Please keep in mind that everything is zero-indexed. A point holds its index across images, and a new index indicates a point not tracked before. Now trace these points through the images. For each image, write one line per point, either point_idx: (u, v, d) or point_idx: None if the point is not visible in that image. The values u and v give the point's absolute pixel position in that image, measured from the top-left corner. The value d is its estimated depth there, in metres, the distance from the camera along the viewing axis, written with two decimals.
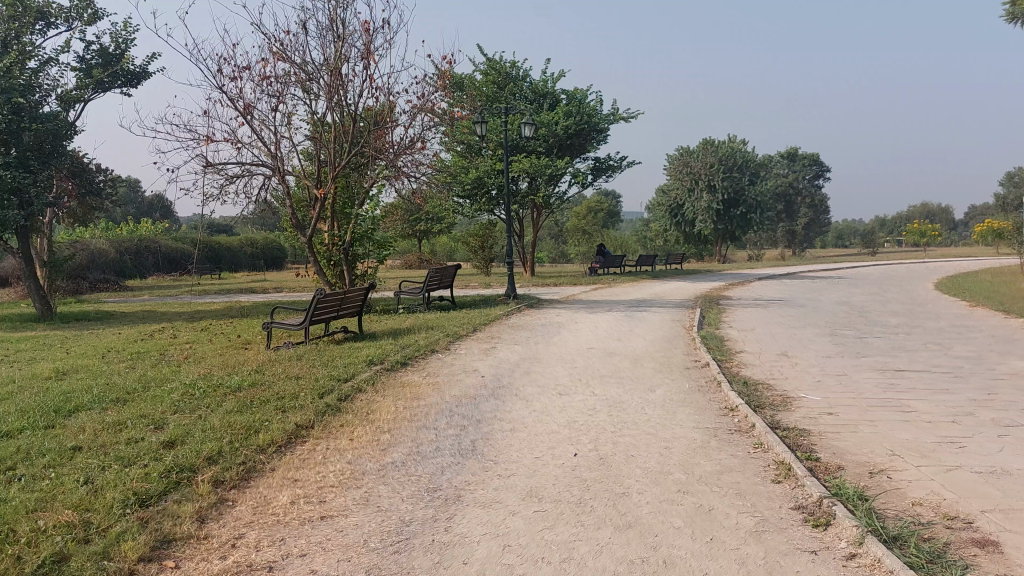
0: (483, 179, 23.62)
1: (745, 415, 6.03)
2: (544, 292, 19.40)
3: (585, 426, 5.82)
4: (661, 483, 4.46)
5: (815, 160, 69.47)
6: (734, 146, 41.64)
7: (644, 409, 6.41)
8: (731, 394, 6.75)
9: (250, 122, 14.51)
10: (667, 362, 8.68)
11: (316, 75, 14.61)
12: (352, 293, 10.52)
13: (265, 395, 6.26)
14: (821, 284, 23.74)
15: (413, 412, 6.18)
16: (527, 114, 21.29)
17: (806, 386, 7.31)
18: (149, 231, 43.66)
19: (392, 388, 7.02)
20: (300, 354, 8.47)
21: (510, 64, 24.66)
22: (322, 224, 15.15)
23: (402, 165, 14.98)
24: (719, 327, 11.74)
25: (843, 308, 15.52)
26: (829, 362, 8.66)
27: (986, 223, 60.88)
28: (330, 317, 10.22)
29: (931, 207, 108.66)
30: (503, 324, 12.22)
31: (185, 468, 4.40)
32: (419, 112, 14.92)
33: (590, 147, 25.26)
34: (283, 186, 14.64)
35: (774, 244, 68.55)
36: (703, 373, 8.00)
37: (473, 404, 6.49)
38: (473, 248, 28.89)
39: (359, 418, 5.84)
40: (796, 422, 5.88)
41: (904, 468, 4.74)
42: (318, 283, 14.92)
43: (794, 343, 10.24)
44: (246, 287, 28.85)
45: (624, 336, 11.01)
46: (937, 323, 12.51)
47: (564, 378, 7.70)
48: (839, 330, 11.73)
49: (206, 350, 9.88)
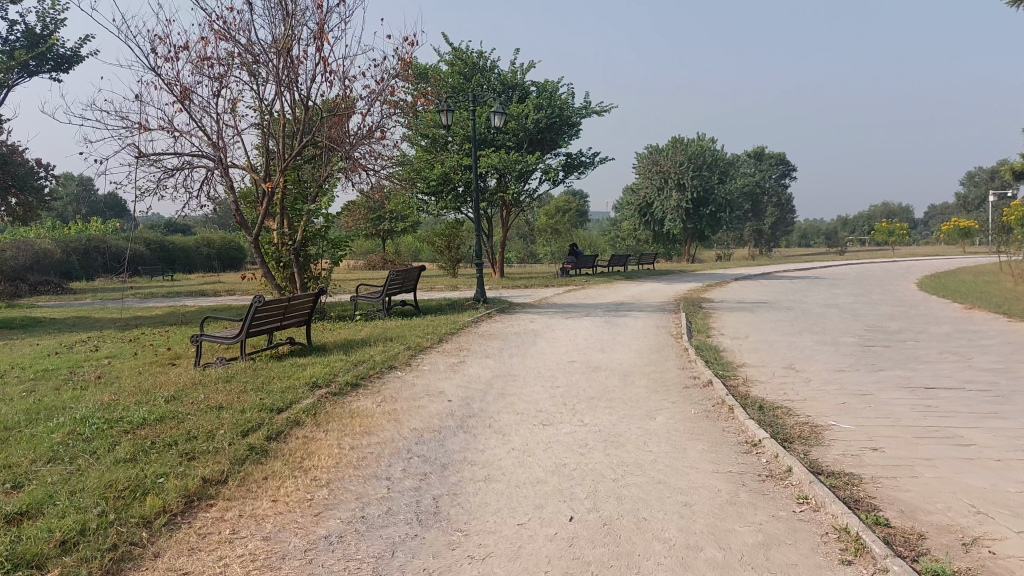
0: (449, 174, 22.37)
1: (774, 455, 4.86)
2: (514, 296, 18.19)
3: (577, 472, 4.59)
4: (693, 568, 3.27)
5: (782, 159, 69.30)
6: (703, 144, 40.94)
7: (647, 444, 5.21)
8: (749, 422, 5.58)
9: (189, 108, 13.14)
10: (662, 380, 7.51)
11: (264, 58, 13.29)
12: (298, 300, 9.21)
13: (170, 435, 4.96)
14: (799, 284, 22.90)
15: (360, 454, 4.91)
16: (495, 104, 20.09)
17: (832, 410, 6.17)
18: (98, 229, 41.59)
19: (336, 421, 5.72)
20: (232, 375, 7.14)
21: (477, 54, 23.45)
22: (271, 221, 13.70)
23: (360, 157, 13.44)
24: (710, 335, 10.65)
25: (832, 311, 14.55)
26: (847, 377, 7.57)
27: (952, 222, 61.21)
28: (272, 328, 8.89)
29: (891, 207, 109.87)
30: (471, 332, 10.98)
31: (24, 562, 3.10)
32: (378, 98, 13.56)
33: (562, 142, 24.12)
34: (227, 179, 13.24)
35: (742, 244, 68.23)
36: (707, 393, 6.84)
37: (437, 441, 5.24)
38: (439, 248, 27.57)
39: (289, 466, 4.56)
40: (840, 464, 4.72)
41: (1003, 536, 3.62)
42: (266, 287, 13.47)
43: (797, 354, 9.13)
44: (198, 289, 27.21)
45: (607, 346, 9.81)
46: (941, 328, 11.54)
47: (545, 402, 6.48)
48: (841, 338, 10.69)
49: (126, 368, 8.49)
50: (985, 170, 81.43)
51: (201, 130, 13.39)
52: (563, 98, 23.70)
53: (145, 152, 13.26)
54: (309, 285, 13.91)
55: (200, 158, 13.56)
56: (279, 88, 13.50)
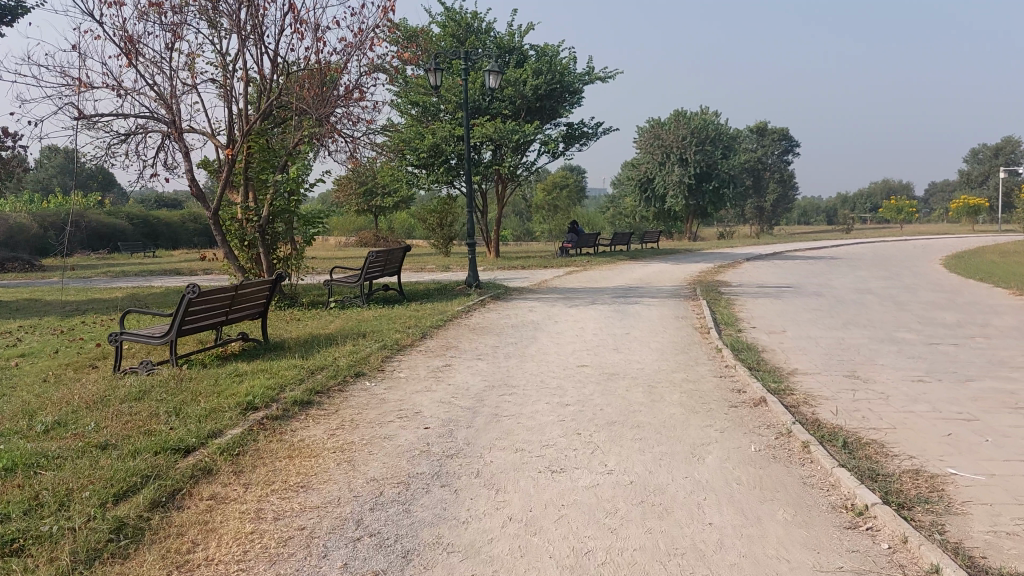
0: (440, 145, 20.63)
1: (901, 540, 3.26)
2: (510, 279, 16.52)
3: (609, 571, 3.00)
4: None
5: (784, 134, 66.65)
6: (706, 117, 39.10)
7: (704, 510, 3.62)
8: (840, 473, 3.99)
9: (138, 63, 11.42)
10: (699, 396, 5.91)
11: (225, 6, 11.56)
12: (250, 290, 7.54)
13: (4, 504, 3.37)
14: (816, 265, 21.30)
15: (284, 532, 3.30)
16: (491, 63, 18.22)
17: (940, 446, 4.57)
18: (77, 204, 39.62)
19: (266, 466, 4.12)
20: (148, 391, 5.52)
21: (471, 15, 21.58)
22: (234, 194, 11.96)
23: (334, 120, 11.72)
24: (742, 329, 9.09)
25: (867, 298, 12.94)
26: (932, 392, 5.98)
27: (960, 198, 59.47)
28: (217, 325, 7.22)
29: (891, 184, 108.05)
30: (461, 325, 9.38)
31: None
32: (356, 52, 11.82)
33: (563, 111, 22.33)
34: (181, 145, 11.45)
35: (743, 221, 66.39)
36: (763, 416, 5.25)
37: (401, 505, 3.62)
38: (431, 225, 25.90)
39: (165, 564, 2.96)
40: (1003, 559, 3.13)
41: None
42: (228, 270, 11.73)
43: (853, 357, 7.54)
44: (173, 268, 25.40)
45: (622, 344, 8.19)
46: (1004, 321, 9.96)
47: (553, 431, 4.89)
48: (895, 332, 9.11)
49: (33, 372, 6.86)
50: (990, 146, 79.39)
51: (153, 89, 11.67)
52: (565, 64, 21.89)
53: (86, 114, 11.52)
54: (277, 267, 12.12)
55: (151, 121, 11.81)
56: (242, 41, 11.86)
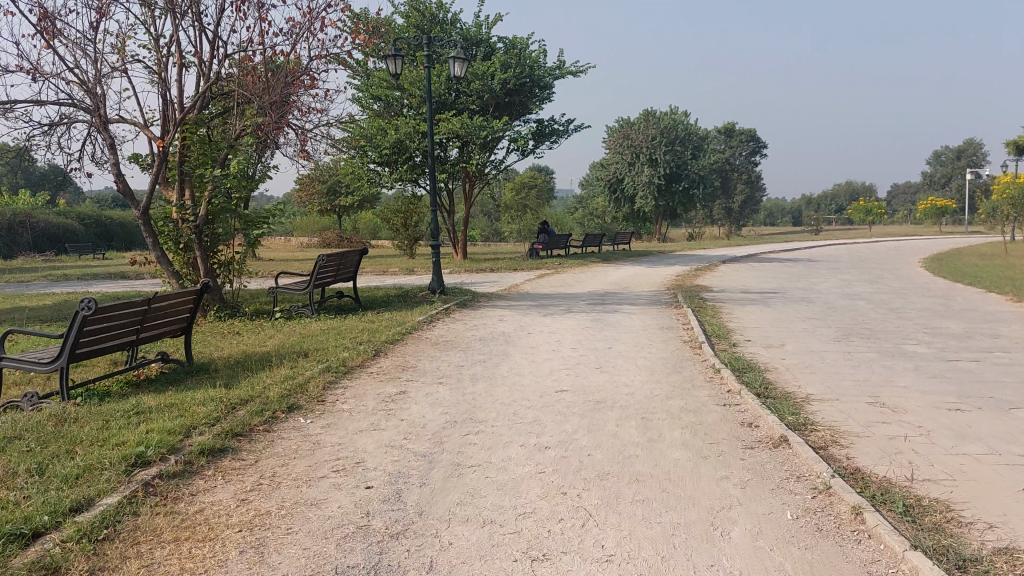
0: (403, 142, 19.49)
1: None
2: (478, 283, 15.44)
3: None
4: None
5: (751, 135, 66.22)
6: (676, 117, 38.33)
7: None
8: (918, 560, 2.99)
9: (59, 44, 10.15)
10: (705, 433, 4.89)
11: None
12: (168, 304, 6.41)
13: None
14: (795, 268, 20.51)
15: None
16: (457, 50, 16.97)
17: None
18: (24, 205, 37.65)
19: (140, 559, 3.00)
20: (15, 436, 4.34)
21: (436, 5, 20.40)
22: (169, 191, 10.69)
23: (281, 109, 10.54)
24: (737, 343, 8.12)
25: (858, 303, 12.09)
26: (979, 424, 5.03)
27: (928, 201, 59.65)
28: (127, 344, 6.07)
29: (855, 185, 108.95)
30: (422, 338, 8.29)
31: None
32: (304, 32, 10.64)
33: (533, 106, 21.28)
34: (107, 136, 10.16)
35: (711, 221, 66.04)
36: (790, 464, 4.24)
37: None
38: (394, 225, 24.76)
39: None
40: None
41: None
42: (162, 276, 10.44)
43: (869, 377, 6.58)
44: (120, 272, 23.84)
45: (605, 362, 7.15)
46: (1017, 331, 9.14)
47: (532, 491, 3.83)
48: (905, 346, 8.20)
49: None
50: (952, 148, 80.16)
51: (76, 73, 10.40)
52: (535, 57, 20.84)
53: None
54: (217, 272, 10.84)
55: (73, 109, 10.49)
56: (177, 20, 10.63)
